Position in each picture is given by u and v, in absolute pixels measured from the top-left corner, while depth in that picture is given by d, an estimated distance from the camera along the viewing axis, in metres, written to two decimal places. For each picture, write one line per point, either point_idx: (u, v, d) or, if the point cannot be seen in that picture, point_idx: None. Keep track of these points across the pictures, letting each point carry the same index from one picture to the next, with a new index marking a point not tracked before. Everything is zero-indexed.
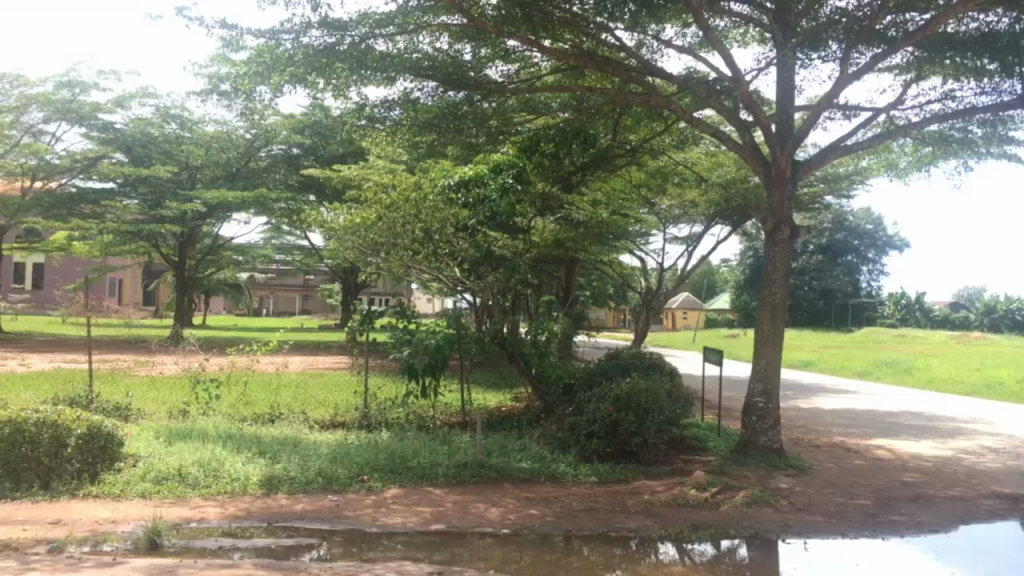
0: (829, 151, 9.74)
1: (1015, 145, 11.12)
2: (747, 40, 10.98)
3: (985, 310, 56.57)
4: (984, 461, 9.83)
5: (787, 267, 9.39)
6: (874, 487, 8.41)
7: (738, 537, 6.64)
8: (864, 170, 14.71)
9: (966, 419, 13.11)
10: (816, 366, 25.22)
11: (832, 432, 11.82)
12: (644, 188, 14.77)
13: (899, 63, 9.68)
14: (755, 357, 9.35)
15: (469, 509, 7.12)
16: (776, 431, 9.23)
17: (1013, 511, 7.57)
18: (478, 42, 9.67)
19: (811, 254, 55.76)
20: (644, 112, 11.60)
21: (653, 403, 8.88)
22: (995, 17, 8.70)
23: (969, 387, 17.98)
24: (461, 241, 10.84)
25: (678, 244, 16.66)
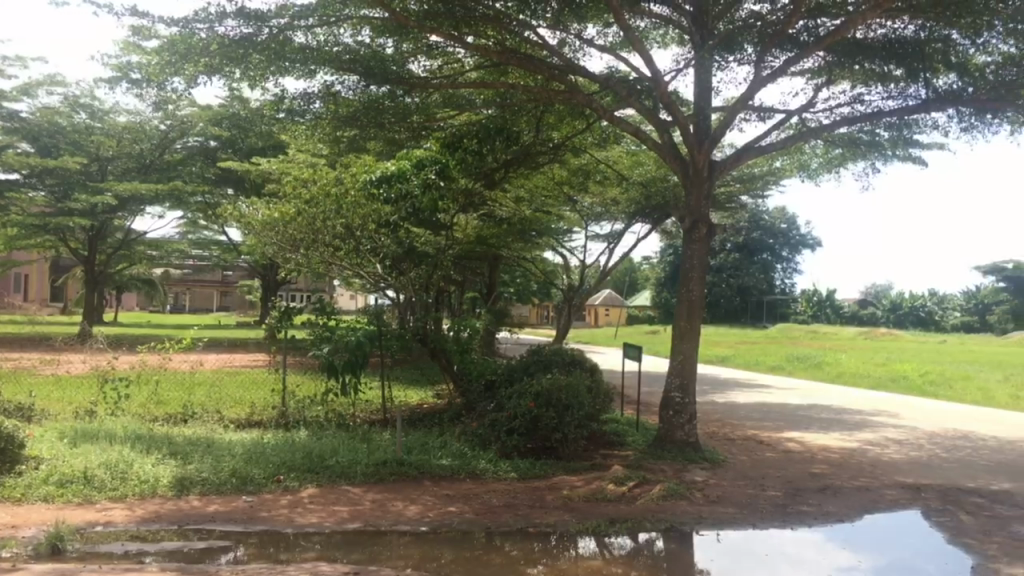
0: (744, 151, 9.96)
1: (919, 148, 11.58)
2: (666, 41, 11.12)
3: (891, 306, 58.90)
4: (887, 452, 10.24)
5: (704, 266, 9.56)
6: (785, 478, 8.67)
7: (655, 530, 6.76)
8: (777, 171, 15.14)
9: (870, 411, 13.67)
10: (733, 360, 25.90)
11: (746, 425, 12.14)
12: (566, 186, 14.90)
13: (811, 67, 9.94)
14: (672, 353, 9.50)
15: (387, 507, 7.07)
16: (692, 425, 9.43)
17: (914, 500, 7.90)
18: (400, 37, 9.60)
19: (728, 252, 57.15)
20: (566, 110, 11.70)
21: (573, 399, 8.95)
22: (901, 24, 9.01)
23: (876, 381, 18.70)
24: (382, 238, 10.80)
25: (600, 241, 16.82)
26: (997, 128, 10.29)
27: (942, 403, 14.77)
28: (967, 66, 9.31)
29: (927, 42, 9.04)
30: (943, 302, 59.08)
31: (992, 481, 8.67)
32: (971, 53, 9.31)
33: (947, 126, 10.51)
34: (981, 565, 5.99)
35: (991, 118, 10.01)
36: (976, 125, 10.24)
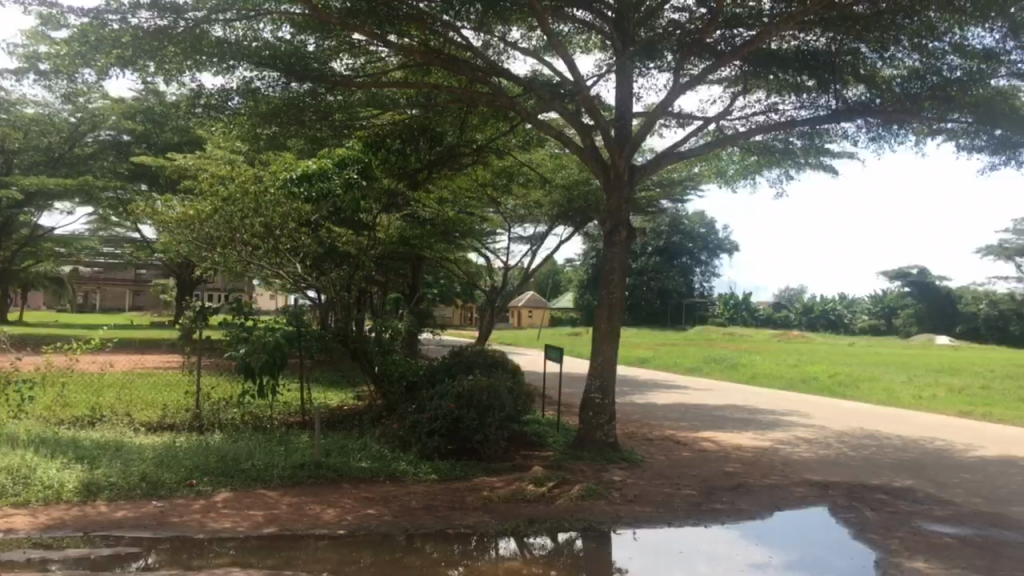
0: (663, 157, 10.14)
1: (830, 157, 11.99)
2: (589, 47, 11.26)
3: (803, 309, 60.35)
4: (797, 451, 10.57)
5: (624, 267, 9.71)
6: (700, 477, 8.87)
7: (573, 529, 6.83)
8: (696, 176, 15.47)
9: (783, 411, 14.08)
10: (652, 362, 26.31)
11: (663, 425, 12.35)
12: (489, 188, 14.93)
13: (728, 75, 10.21)
14: (593, 354, 9.61)
15: (304, 510, 6.96)
16: (611, 425, 9.57)
17: (822, 497, 8.17)
18: (322, 34, 9.49)
19: (649, 255, 58.14)
20: (490, 112, 11.73)
21: (494, 400, 8.99)
22: (813, 37, 9.25)
23: (788, 382, 19.23)
24: (304, 237, 10.57)
25: (522, 243, 16.91)
26: (903, 139, 10.76)
27: (849, 404, 15.31)
28: (875, 78, 9.71)
29: (837, 54, 9.33)
30: (852, 306, 61.30)
31: (895, 478, 9.03)
32: (879, 65, 9.66)
33: (857, 135, 10.91)
34: (884, 559, 6.23)
35: (897, 128, 10.45)
36: (883, 135, 10.68)
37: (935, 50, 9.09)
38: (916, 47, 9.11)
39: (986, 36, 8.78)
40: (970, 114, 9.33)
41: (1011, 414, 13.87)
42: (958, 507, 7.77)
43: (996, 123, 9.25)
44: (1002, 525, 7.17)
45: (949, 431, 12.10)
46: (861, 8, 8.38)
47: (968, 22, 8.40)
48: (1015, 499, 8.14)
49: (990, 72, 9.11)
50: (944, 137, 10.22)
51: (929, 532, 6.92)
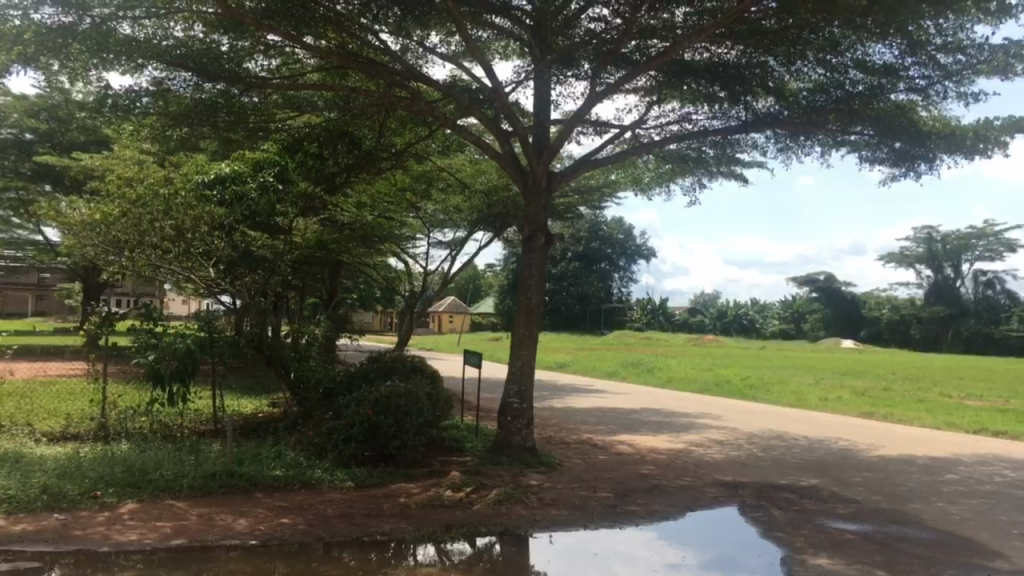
0: (580, 164, 10.28)
1: (741, 166, 12.34)
2: (508, 53, 11.34)
3: (717, 314, 61.44)
4: (709, 453, 10.82)
5: (542, 271, 9.79)
6: (615, 480, 9.00)
7: (491, 534, 6.84)
8: (613, 184, 15.70)
9: (696, 413, 14.41)
10: (570, 366, 26.56)
11: (580, 429, 12.49)
12: (408, 193, 14.80)
13: (643, 85, 10.44)
14: (511, 359, 9.64)
15: (214, 521, 6.79)
16: (529, 430, 9.63)
17: (732, 497, 8.39)
18: (236, 34, 9.30)
19: (568, 260, 58.74)
20: (408, 116, 11.68)
21: (413, 406, 8.92)
22: (724, 50, 9.51)
23: (701, 385, 19.66)
24: (218, 241, 10.40)
25: (442, 248, 16.87)
26: (809, 150, 11.16)
27: (759, 406, 15.76)
28: (783, 91, 9.98)
29: (746, 67, 9.59)
30: (763, 311, 63.11)
31: (801, 478, 9.34)
32: (787, 79, 9.95)
33: (765, 146, 11.27)
34: (790, 556, 6.45)
35: (803, 140, 10.84)
36: (791, 146, 11.07)
37: (840, 65, 9.40)
38: (823, 62, 9.39)
39: (886, 52, 9.15)
40: (870, 126, 9.74)
41: (910, 414, 14.51)
42: (860, 505, 8.08)
43: (895, 135, 9.70)
44: (899, 521, 7.49)
45: (851, 431, 12.59)
46: (769, 22, 8.64)
47: (869, 38, 8.76)
48: (912, 496, 8.51)
49: (889, 87, 9.54)
50: (847, 149, 10.63)
51: (832, 529, 7.18)
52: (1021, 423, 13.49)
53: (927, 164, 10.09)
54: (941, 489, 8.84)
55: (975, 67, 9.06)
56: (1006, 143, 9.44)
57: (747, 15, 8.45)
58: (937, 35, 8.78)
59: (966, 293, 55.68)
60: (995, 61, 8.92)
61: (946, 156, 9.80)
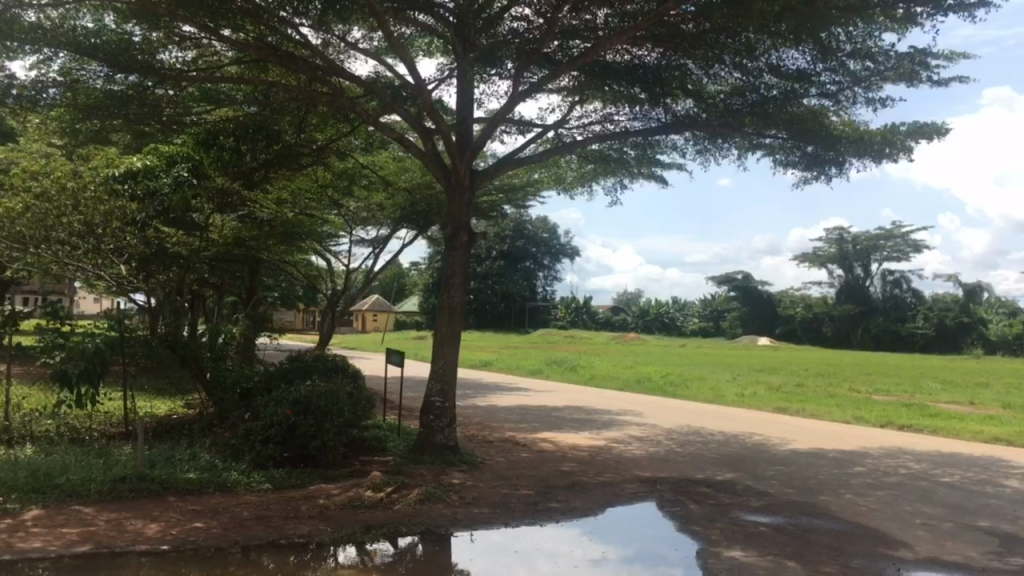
0: (504, 162, 10.30)
1: (661, 167, 12.54)
2: (432, 50, 11.29)
3: (640, 312, 62.43)
4: (629, 449, 10.97)
5: (465, 270, 9.75)
6: (537, 477, 9.05)
7: (412, 534, 6.80)
8: (536, 183, 15.78)
9: (617, 410, 14.60)
10: (494, 365, 26.60)
11: (503, 427, 12.53)
12: (330, 190, 14.56)
13: (566, 85, 10.51)
14: (433, 358, 9.59)
15: (125, 526, 6.59)
16: (451, 428, 9.60)
17: (650, 492, 8.54)
18: (149, 24, 9.02)
19: (493, 259, 58.81)
20: (329, 112, 11.53)
21: (333, 406, 8.78)
22: (644, 53, 9.61)
23: (623, 383, 19.92)
24: (129, 237, 10.04)
25: (364, 245, 16.69)
26: (726, 153, 11.42)
27: (679, 402, 16.06)
28: (703, 93, 10.19)
29: (665, 69, 9.73)
30: (683, 309, 64.31)
31: (717, 472, 9.55)
32: (705, 82, 10.17)
33: (685, 148, 11.49)
34: (705, 549, 6.59)
35: (721, 143, 11.08)
36: (709, 148, 11.32)
37: (754, 69, 9.64)
38: (738, 66, 9.60)
39: (799, 58, 9.43)
40: (784, 129, 9.99)
41: (821, 409, 14.98)
42: (773, 498, 8.31)
43: (809, 138, 9.98)
44: (810, 513, 7.73)
45: (765, 426, 12.94)
46: (688, 26, 8.80)
47: (783, 43, 8.99)
48: (822, 488, 8.79)
49: (801, 91, 9.88)
50: (763, 152, 10.91)
51: (746, 522, 7.36)
52: (924, 417, 14.07)
53: (838, 168, 10.41)
54: (849, 481, 9.15)
55: (883, 73, 9.42)
56: (911, 148, 9.79)
57: (667, 18, 8.57)
58: (846, 42, 9.10)
59: (875, 291, 57.32)
60: (901, 68, 9.32)
61: (854, 159, 10.13)
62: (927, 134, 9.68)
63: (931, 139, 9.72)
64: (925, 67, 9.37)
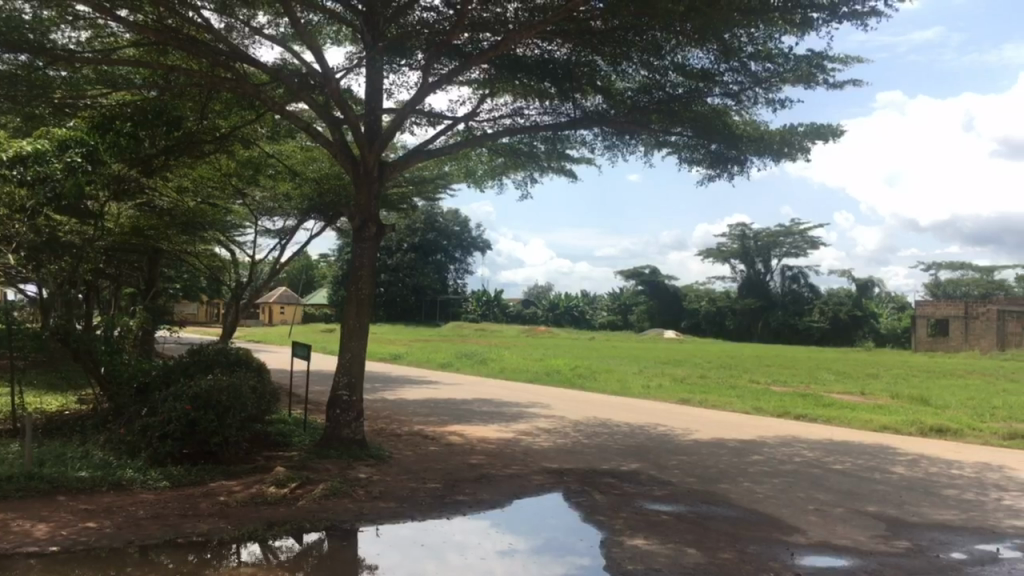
0: (413, 154, 10.21)
1: (571, 162, 12.67)
2: (341, 38, 11.14)
3: (550, 305, 63.11)
4: (537, 441, 11.07)
5: (372, 263, 9.61)
6: (444, 470, 9.04)
7: (317, 530, 6.69)
8: (446, 175, 15.70)
9: (526, 403, 14.69)
10: (404, 358, 26.47)
11: (412, 420, 12.46)
12: (234, 179, 14.07)
13: (477, 78, 10.48)
14: (340, 351, 9.45)
15: (11, 528, 6.29)
16: (358, 422, 9.49)
17: (557, 484, 8.63)
18: (40, 3, 8.59)
19: (404, 251, 58.38)
20: (234, 98, 11.21)
21: (235, 400, 8.55)
22: (554, 48, 9.72)
23: (533, 375, 20.08)
24: (17, 225, 9.96)
25: (270, 236, 16.33)
26: (633, 149, 11.62)
27: (586, 394, 16.25)
28: (611, 90, 10.33)
29: (576, 65, 9.84)
30: (593, 302, 65.27)
31: (622, 463, 9.72)
32: (614, 78, 10.31)
33: (594, 143, 11.63)
34: (608, 538, 6.69)
35: (628, 139, 11.27)
36: (617, 144, 11.49)
37: (660, 67, 9.81)
38: (646, 64, 9.76)
39: (703, 58, 9.67)
40: (689, 127, 10.23)
41: (723, 400, 15.42)
42: (675, 487, 8.51)
43: (712, 137, 10.23)
44: (710, 501, 7.94)
45: (670, 417, 13.25)
46: (597, 23, 8.91)
47: (688, 43, 9.18)
48: (722, 476, 9.05)
49: (706, 90, 10.13)
50: (669, 150, 11.14)
51: (649, 511, 7.52)
52: (818, 407, 14.63)
53: (739, 166, 10.70)
54: (748, 469, 9.45)
55: (782, 75, 9.77)
56: (808, 148, 10.18)
57: (575, 14, 8.66)
58: (748, 43, 9.38)
59: (775, 286, 59.09)
60: (800, 70, 9.67)
61: (755, 158, 10.42)
62: (822, 136, 10.07)
63: (826, 140, 10.11)
64: (822, 71, 9.73)
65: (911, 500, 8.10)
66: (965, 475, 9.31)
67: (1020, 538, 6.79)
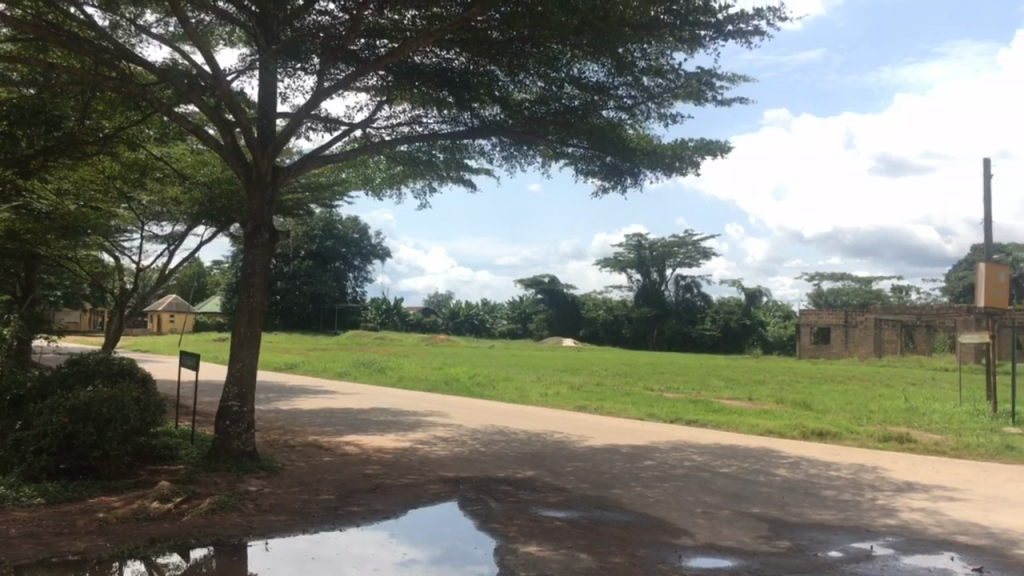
0: (308, 160, 10.00)
1: (470, 172, 12.71)
2: (234, 40, 10.92)
3: (450, 314, 62.90)
4: (434, 450, 11.02)
5: (265, 271, 9.37)
6: (338, 481, 8.90)
7: (203, 545, 6.48)
8: (343, 182, 15.49)
9: (423, 411, 14.61)
10: (300, 367, 25.98)
11: (307, 431, 12.21)
12: (118, 181, 13.50)
13: (374, 85, 10.43)
14: (231, 361, 9.18)
15: None
16: (248, 434, 9.23)
17: (452, 493, 8.61)
18: None
19: (301, 259, 57.35)
20: (118, 98, 10.78)
21: (116, 412, 8.20)
22: (451, 57, 9.73)
23: (431, 384, 19.98)
24: None
25: (157, 242, 15.75)
26: (531, 160, 11.73)
27: (484, 402, 16.27)
28: (509, 101, 10.40)
29: (473, 74, 9.89)
30: (493, 310, 65.46)
31: (518, 470, 9.78)
32: (511, 89, 10.39)
33: (491, 153, 11.71)
34: (502, 545, 6.72)
35: (526, 150, 11.38)
36: (515, 155, 11.58)
37: (556, 79, 9.99)
38: (542, 75, 9.91)
39: (598, 73, 9.93)
40: (585, 139, 10.33)
41: (617, 407, 15.71)
42: (569, 493, 8.61)
43: (606, 149, 10.42)
44: (603, 506, 8.07)
45: (566, 424, 13.40)
46: (495, 34, 8.98)
47: (583, 56, 9.35)
48: (615, 482, 9.22)
49: (601, 104, 10.35)
50: (565, 161, 11.28)
51: (543, 517, 7.58)
52: (710, 413, 15.06)
53: (632, 178, 10.93)
54: (640, 474, 9.65)
55: (673, 91, 10.09)
56: (698, 163, 10.48)
57: (472, 23, 8.71)
58: (641, 59, 9.64)
59: (669, 295, 60.49)
60: (689, 86, 10.00)
61: (647, 171, 10.66)
62: (712, 151, 10.41)
63: (714, 156, 10.45)
64: (710, 88, 10.07)
65: (792, 501, 8.43)
66: (842, 476, 9.75)
67: (891, 535, 7.16)
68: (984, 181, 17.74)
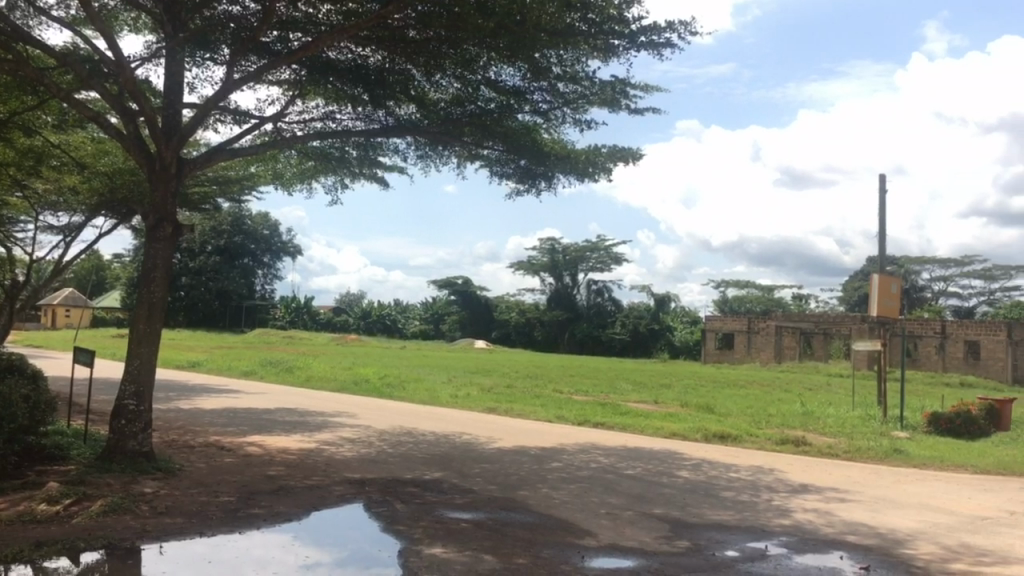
0: (215, 153, 9.70)
1: (383, 170, 12.58)
2: (140, 27, 10.57)
3: (362, 314, 62.01)
4: (340, 451, 10.86)
5: (167, 265, 9.03)
6: (239, 483, 8.67)
7: (93, 548, 6.22)
8: (252, 177, 15.13)
9: (331, 412, 14.38)
10: (202, 366, 25.19)
11: (208, 431, 11.86)
12: (11, 169, 12.86)
13: (287, 78, 10.23)
14: (128, 358, 8.84)
15: None
16: (145, 434, 8.91)
17: (357, 494, 8.50)
18: None
19: (208, 254, 55.76)
20: (13, 82, 10.31)
21: (2, 410, 7.79)
22: (365, 54, 9.62)
23: (339, 385, 19.66)
24: None
25: (52, 233, 15.09)
26: (445, 160, 11.70)
27: (393, 404, 16.13)
28: (424, 100, 10.37)
29: (388, 72, 9.80)
30: (405, 311, 64.95)
31: (425, 471, 9.73)
32: (427, 88, 10.34)
33: (406, 152, 11.64)
34: (407, 547, 6.67)
35: (441, 150, 11.33)
36: (429, 154, 11.53)
37: (472, 81, 9.99)
38: (458, 77, 9.90)
39: (514, 77, 9.98)
40: (500, 142, 10.38)
41: (526, 409, 15.79)
42: (476, 495, 8.61)
43: (521, 153, 10.47)
44: (509, 508, 8.10)
45: (475, 426, 13.40)
46: (412, 33, 8.93)
47: (498, 59, 9.37)
48: (522, 483, 9.26)
49: (516, 107, 10.37)
50: (481, 163, 11.28)
51: (449, 519, 7.56)
52: (617, 416, 15.30)
53: (546, 182, 11.04)
54: (546, 476, 9.72)
55: (588, 97, 10.28)
56: (610, 169, 10.63)
57: (388, 21, 8.65)
58: (556, 65, 9.74)
59: (581, 299, 61.19)
60: (604, 94, 10.25)
61: (561, 175, 10.78)
62: (624, 158, 10.58)
63: (626, 162, 10.63)
64: (624, 96, 10.35)
65: (693, 502, 8.63)
66: (741, 478, 10.04)
67: (786, 535, 7.40)
68: (878, 197, 18.59)
